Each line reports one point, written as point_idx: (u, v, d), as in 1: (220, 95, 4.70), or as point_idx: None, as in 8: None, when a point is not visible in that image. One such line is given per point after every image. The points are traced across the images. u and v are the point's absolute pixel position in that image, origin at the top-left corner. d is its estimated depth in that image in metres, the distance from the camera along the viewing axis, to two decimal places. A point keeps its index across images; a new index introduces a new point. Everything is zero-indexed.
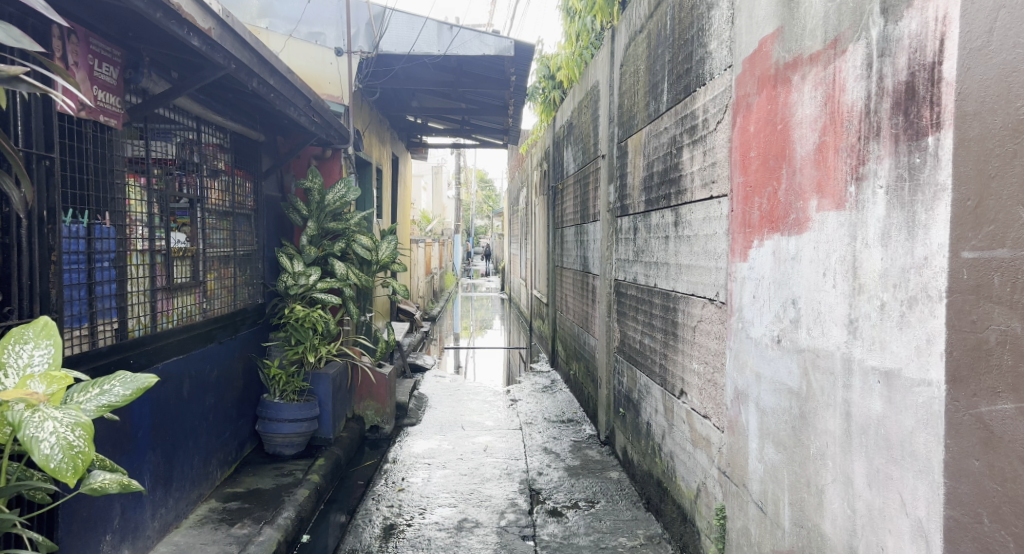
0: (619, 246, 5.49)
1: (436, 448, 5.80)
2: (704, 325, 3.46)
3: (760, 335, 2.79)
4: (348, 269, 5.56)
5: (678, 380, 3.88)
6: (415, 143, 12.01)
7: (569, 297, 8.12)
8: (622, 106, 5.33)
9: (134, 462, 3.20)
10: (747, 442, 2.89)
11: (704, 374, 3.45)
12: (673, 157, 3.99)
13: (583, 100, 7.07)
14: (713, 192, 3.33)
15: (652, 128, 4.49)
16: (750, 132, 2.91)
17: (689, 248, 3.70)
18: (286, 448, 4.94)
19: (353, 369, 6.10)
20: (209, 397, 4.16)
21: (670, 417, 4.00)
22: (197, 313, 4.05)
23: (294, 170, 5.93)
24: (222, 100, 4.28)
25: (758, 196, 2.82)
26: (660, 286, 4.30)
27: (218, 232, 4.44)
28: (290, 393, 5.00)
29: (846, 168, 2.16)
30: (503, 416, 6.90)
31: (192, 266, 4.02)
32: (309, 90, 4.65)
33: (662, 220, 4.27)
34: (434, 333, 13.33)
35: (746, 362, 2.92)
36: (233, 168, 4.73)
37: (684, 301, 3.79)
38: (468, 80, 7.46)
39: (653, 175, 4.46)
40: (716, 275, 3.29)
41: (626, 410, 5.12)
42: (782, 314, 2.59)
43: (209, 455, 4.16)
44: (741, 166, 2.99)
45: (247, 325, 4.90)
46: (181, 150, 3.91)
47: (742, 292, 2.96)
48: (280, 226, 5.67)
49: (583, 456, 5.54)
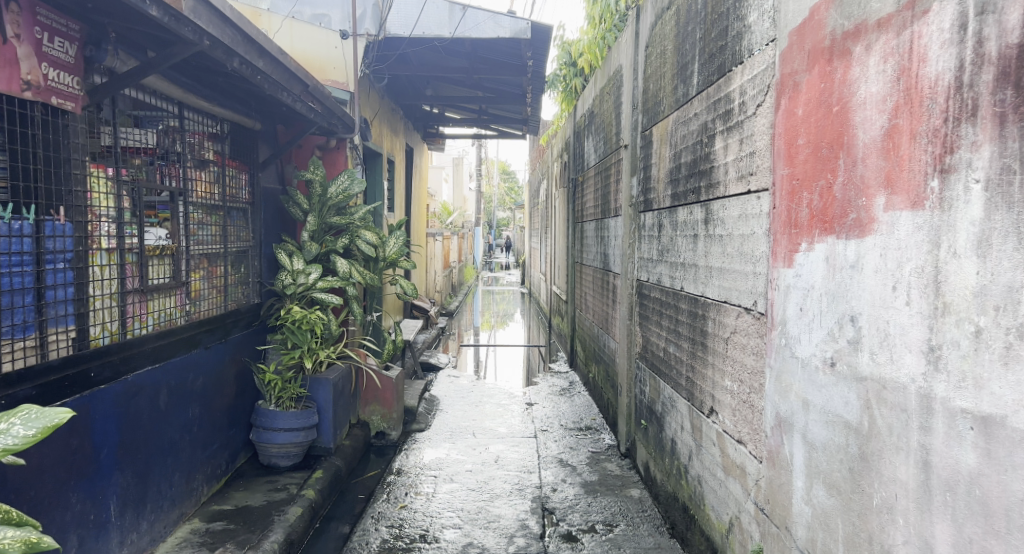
0: (642, 244, 5.07)
1: (445, 458, 5.44)
2: (738, 337, 3.05)
3: (809, 355, 2.39)
4: (351, 267, 5.18)
5: (707, 397, 3.47)
6: (432, 133, 11.61)
7: (589, 296, 7.72)
8: (647, 91, 4.91)
9: (97, 486, 2.88)
10: (791, 480, 2.50)
11: (739, 393, 3.04)
12: (704, 146, 3.57)
13: (605, 87, 6.64)
14: (751, 186, 2.91)
15: (680, 114, 4.07)
16: (797, 116, 2.47)
17: (721, 248, 3.29)
18: (282, 460, 4.60)
19: (357, 372, 5.76)
20: (194, 408, 3.83)
21: (698, 437, 3.61)
22: (179, 316, 3.72)
23: (296, 161, 5.57)
24: (210, 85, 3.94)
25: (807, 190, 2.39)
26: (687, 290, 3.90)
27: (206, 228, 4.10)
28: (286, 400, 4.65)
29: (926, 158, 1.73)
30: (517, 422, 6.53)
31: (174, 266, 3.69)
32: (308, 75, 4.30)
33: (690, 217, 3.85)
34: (451, 328, 13.02)
35: (792, 385, 2.51)
36: (225, 158, 4.38)
37: (715, 309, 3.38)
38: (485, 65, 7.05)
39: (680, 167, 4.04)
40: (754, 282, 2.87)
41: (648, 422, 4.72)
42: (838, 333, 2.18)
43: (194, 470, 3.83)
44: (786, 156, 2.56)
45: (241, 327, 4.57)
46: (162, 137, 3.61)
47: (787, 303, 2.55)
48: (280, 221, 5.32)
49: (601, 469, 5.15)
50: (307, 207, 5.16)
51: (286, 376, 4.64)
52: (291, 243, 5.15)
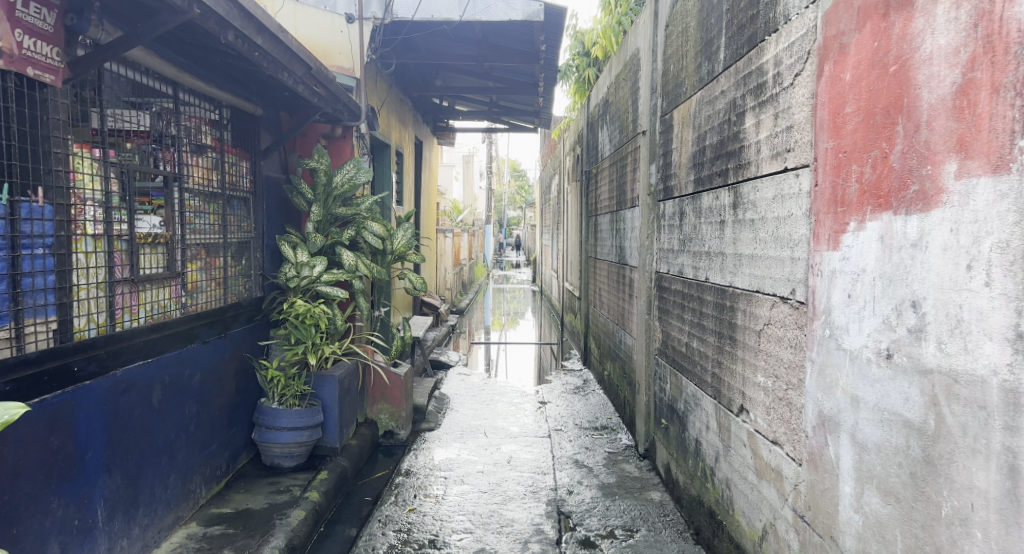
0: (661, 235, 4.84)
1: (455, 458, 5.21)
2: (773, 329, 2.81)
3: (859, 347, 2.15)
4: (358, 260, 4.98)
5: (737, 394, 3.23)
6: (441, 127, 11.39)
7: (603, 291, 7.49)
8: (667, 74, 4.68)
9: (82, 489, 2.68)
10: (838, 485, 2.26)
11: (774, 389, 2.81)
12: (733, 125, 3.34)
13: (621, 73, 6.41)
14: (790, 164, 2.67)
15: (704, 94, 3.84)
16: (845, 82, 2.25)
17: (753, 234, 3.05)
18: (285, 460, 4.38)
19: (364, 369, 5.54)
20: (191, 405, 3.62)
21: (726, 437, 3.38)
22: (174, 309, 3.51)
23: (300, 149, 5.37)
24: (207, 65, 3.74)
25: (857, 163, 2.16)
26: (712, 280, 3.66)
27: (204, 216, 3.89)
28: (290, 398, 4.43)
29: (1014, 113, 1.51)
30: (530, 421, 6.30)
31: (169, 255, 3.48)
32: (311, 57, 4.10)
33: (716, 202, 3.61)
34: (462, 326, 12.82)
35: (839, 380, 2.27)
36: (224, 144, 4.18)
37: (745, 300, 3.14)
38: (497, 52, 6.83)
39: (704, 150, 3.81)
40: (792, 268, 2.64)
41: (669, 421, 4.49)
42: (896, 321, 1.94)
43: (192, 472, 3.64)
44: (832, 127, 2.33)
45: (243, 321, 4.36)
46: (156, 120, 3.41)
47: (834, 289, 2.32)
48: (284, 212, 5.12)
49: (619, 471, 4.91)
50: (312, 197, 4.95)
51: (289, 373, 4.43)
52: (295, 234, 4.95)
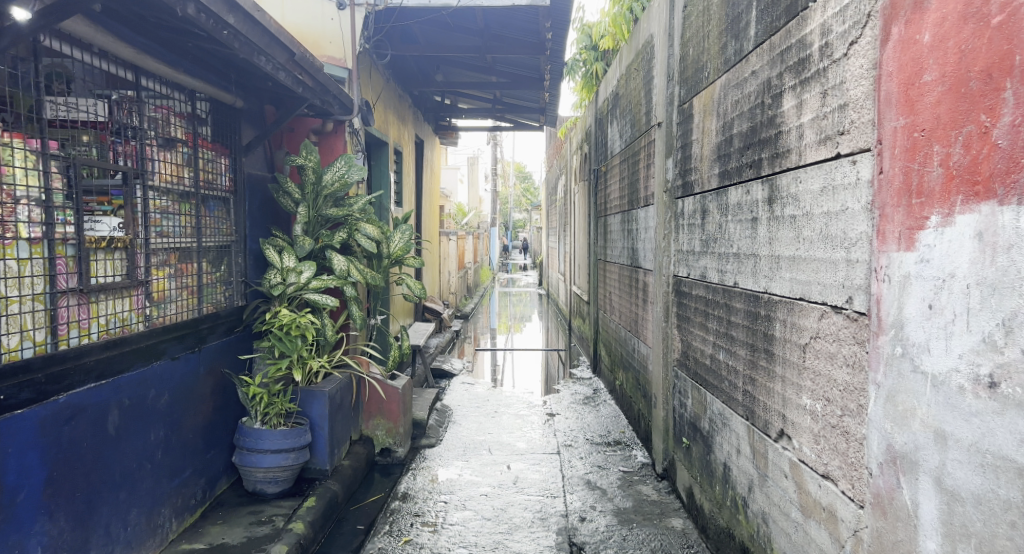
0: (679, 235, 4.44)
1: (456, 480, 4.80)
2: (825, 345, 2.41)
3: (944, 371, 1.75)
4: (350, 265, 4.58)
5: (776, 417, 2.83)
6: (444, 127, 11.04)
7: (613, 295, 7.09)
8: (685, 59, 4.30)
9: (11, 538, 2.29)
10: (917, 539, 1.85)
11: (826, 413, 2.40)
12: (768, 110, 2.95)
13: (633, 64, 6.00)
14: (848, 150, 2.26)
15: (730, 78, 3.45)
16: (921, 44, 1.86)
17: (797, 234, 2.65)
18: (268, 486, 3.97)
19: (359, 383, 5.14)
20: (159, 429, 3.22)
21: (762, 465, 2.97)
22: (137, 322, 3.10)
23: (288, 145, 4.98)
24: (175, 49, 3.35)
25: (942, 143, 1.78)
26: (742, 286, 3.26)
27: (174, 218, 3.50)
28: (274, 417, 4.03)
29: None
30: (538, 435, 5.89)
31: (130, 262, 3.07)
32: (295, 42, 3.71)
33: (745, 199, 3.22)
34: (467, 331, 12.44)
35: (917, 409, 1.85)
36: (198, 138, 3.78)
37: (786, 308, 2.74)
38: (500, 43, 6.45)
39: (731, 140, 3.42)
40: (854, 273, 2.22)
41: (691, 440, 4.08)
42: (1008, 341, 1.54)
43: (162, 504, 3.24)
44: (903, 101, 1.94)
45: (222, 332, 3.96)
46: (115, 109, 3.05)
47: (909, 297, 1.91)
48: (271, 212, 4.73)
49: (635, 493, 4.50)
50: (299, 196, 4.56)
51: (273, 389, 4.03)
52: (281, 237, 4.56)
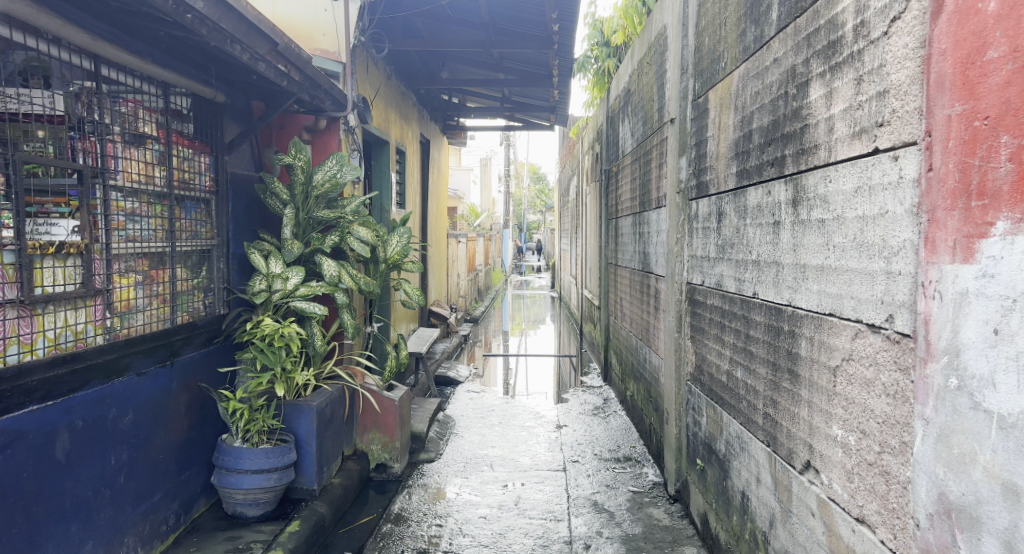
0: (692, 239, 4.12)
1: (454, 500, 4.49)
2: (861, 369, 2.09)
3: (1017, 414, 1.44)
4: (342, 269, 4.28)
5: (801, 446, 2.52)
6: (452, 126, 10.77)
7: (625, 301, 6.76)
8: (700, 49, 3.98)
9: None
10: None
11: (861, 448, 2.08)
12: (792, 102, 2.63)
13: (645, 58, 5.68)
14: (890, 144, 1.94)
15: (749, 67, 3.14)
16: (985, 13, 1.55)
17: (825, 242, 2.34)
18: (249, 509, 3.69)
19: (352, 395, 4.86)
20: (122, 452, 2.96)
21: (785, 499, 2.66)
22: (94, 335, 2.85)
23: (276, 143, 4.71)
24: (143, 37, 3.08)
25: (1012, 133, 1.47)
26: (761, 297, 2.95)
27: (144, 221, 3.24)
28: (255, 434, 3.75)
29: None
30: (543, 449, 5.59)
31: (87, 268, 2.83)
32: (278, 31, 3.43)
33: (766, 200, 2.90)
34: (477, 335, 12.14)
35: (978, 455, 1.55)
36: (174, 135, 3.51)
37: (813, 324, 2.43)
38: (505, 37, 6.16)
39: (750, 135, 3.10)
40: (896, 289, 1.90)
41: (705, 462, 3.76)
42: None
43: (125, 532, 2.97)
44: (962, 84, 1.63)
45: (200, 344, 3.70)
46: (74, 102, 2.81)
47: (966, 319, 1.60)
48: (259, 214, 4.46)
49: (646, 517, 4.18)
50: (287, 197, 4.29)
51: (255, 404, 3.75)
52: (269, 241, 4.27)
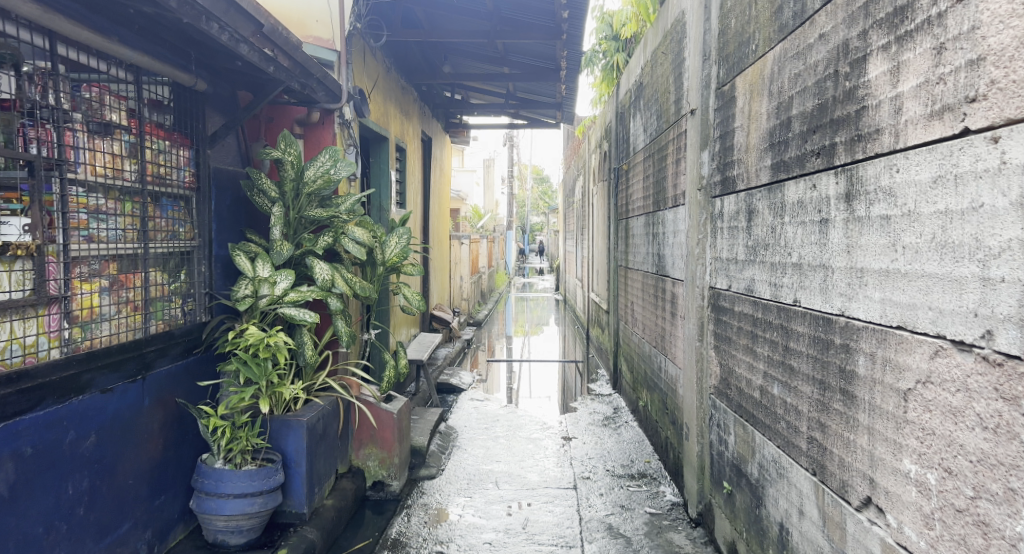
0: (716, 240, 3.77)
1: (456, 523, 4.14)
2: (945, 394, 1.74)
3: None
4: (335, 273, 3.92)
5: (860, 479, 2.17)
6: (454, 124, 10.43)
7: (636, 306, 6.42)
8: (725, 31, 3.64)
9: None
10: None
11: (945, 490, 1.74)
12: (844, 82, 2.29)
13: (660, 47, 5.34)
14: (988, 124, 1.60)
15: (786, 47, 2.80)
16: None
17: (891, 243, 1.99)
18: (231, 537, 3.34)
19: (346, 407, 4.51)
20: (83, 480, 2.64)
21: (837, 538, 2.31)
22: (48, 348, 2.54)
23: (265, 136, 4.37)
24: (109, 14, 2.78)
25: None
26: (804, 304, 2.60)
27: (111, 220, 2.92)
28: (239, 454, 3.40)
29: None
30: (552, 464, 5.24)
31: (38, 273, 2.50)
32: (262, 11, 3.09)
33: (809, 195, 2.56)
34: (481, 339, 11.78)
35: None
36: (148, 125, 3.16)
37: (875, 338, 2.08)
38: (511, 26, 5.83)
39: (789, 123, 2.75)
40: (1000, 300, 1.56)
41: (733, 485, 3.41)
42: None
43: None
44: None
45: (176, 355, 3.35)
46: (27, 84, 2.48)
47: None
48: (245, 212, 4.11)
49: (666, 543, 3.84)
50: (276, 194, 3.95)
51: (239, 421, 3.41)
52: (255, 243, 3.92)
